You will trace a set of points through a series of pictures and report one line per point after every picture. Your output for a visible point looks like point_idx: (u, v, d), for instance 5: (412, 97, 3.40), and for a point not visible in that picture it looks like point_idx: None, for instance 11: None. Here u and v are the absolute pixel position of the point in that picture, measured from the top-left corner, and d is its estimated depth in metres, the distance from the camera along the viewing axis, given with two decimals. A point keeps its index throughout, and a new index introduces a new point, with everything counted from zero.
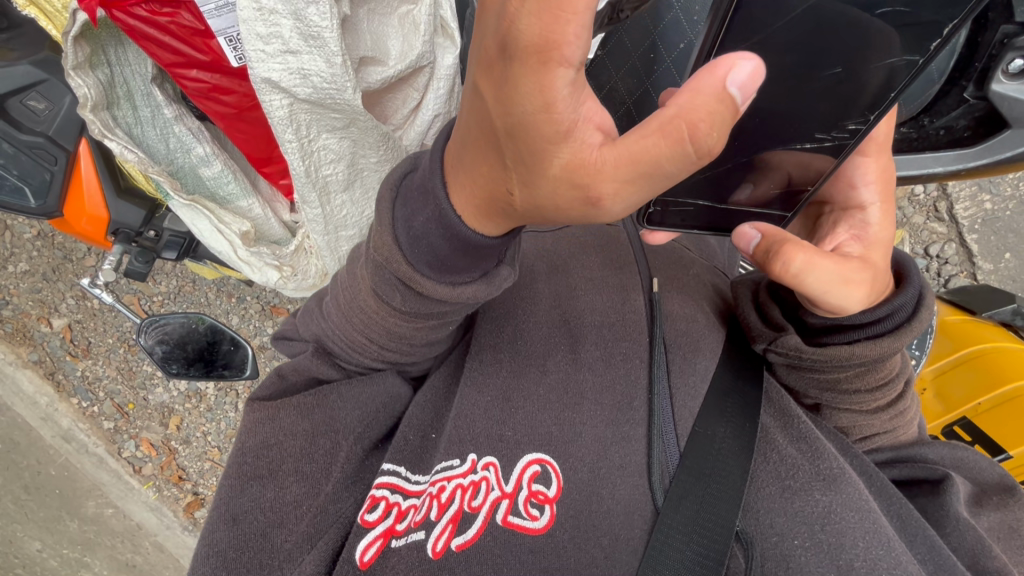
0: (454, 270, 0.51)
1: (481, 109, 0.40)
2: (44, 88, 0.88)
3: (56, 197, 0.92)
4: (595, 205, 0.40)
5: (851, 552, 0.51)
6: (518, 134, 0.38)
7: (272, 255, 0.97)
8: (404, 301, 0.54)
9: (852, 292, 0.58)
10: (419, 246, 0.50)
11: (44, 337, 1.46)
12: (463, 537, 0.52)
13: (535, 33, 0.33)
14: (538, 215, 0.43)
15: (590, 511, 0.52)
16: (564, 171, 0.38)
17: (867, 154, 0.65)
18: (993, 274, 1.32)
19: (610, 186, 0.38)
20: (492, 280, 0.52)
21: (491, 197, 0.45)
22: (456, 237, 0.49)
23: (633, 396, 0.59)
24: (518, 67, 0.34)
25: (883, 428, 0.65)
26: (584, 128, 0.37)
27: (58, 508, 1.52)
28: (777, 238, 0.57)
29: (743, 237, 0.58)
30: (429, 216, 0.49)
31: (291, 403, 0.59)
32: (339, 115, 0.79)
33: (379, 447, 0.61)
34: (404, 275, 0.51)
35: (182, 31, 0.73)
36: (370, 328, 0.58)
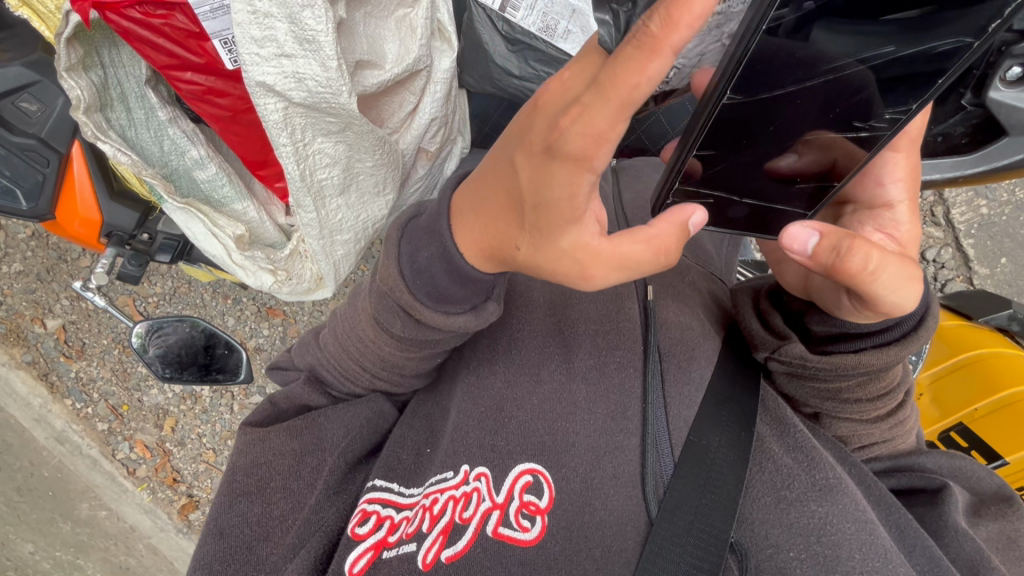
0: (448, 300, 0.52)
1: (510, 176, 0.45)
2: (38, 90, 0.88)
3: (48, 200, 0.91)
4: (584, 278, 0.49)
5: (847, 564, 0.50)
6: (543, 212, 0.44)
7: (267, 260, 0.96)
8: (403, 327, 0.54)
9: (914, 291, 0.55)
10: (421, 278, 0.52)
11: (37, 337, 1.45)
12: (453, 549, 0.51)
13: (578, 149, 0.37)
14: (534, 271, 0.50)
15: (583, 522, 0.52)
16: (571, 249, 0.47)
17: (897, 149, 0.62)
18: (989, 279, 1.32)
19: (600, 270, 0.48)
20: (480, 313, 0.53)
21: (497, 247, 0.50)
22: (459, 272, 0.51)
23: (627, 405, 0.59)
24: (558, 166, 0.40)
25: (883, 437, 0.65)
26: (591, 219, 0.46)
27: (51, 510, 1.51)
28: (842, 235, 0.52)
29: (800, 240, 0.53)
30: (433, 251, 0.51)
31: (282, 427, 0.59)
32: (334, 118, 0.78)
33: (364, 462, 0.60)
34: (405, 303, 0.52)
35: (177, 33, 0.73)
36: (365, 355, 0.59)
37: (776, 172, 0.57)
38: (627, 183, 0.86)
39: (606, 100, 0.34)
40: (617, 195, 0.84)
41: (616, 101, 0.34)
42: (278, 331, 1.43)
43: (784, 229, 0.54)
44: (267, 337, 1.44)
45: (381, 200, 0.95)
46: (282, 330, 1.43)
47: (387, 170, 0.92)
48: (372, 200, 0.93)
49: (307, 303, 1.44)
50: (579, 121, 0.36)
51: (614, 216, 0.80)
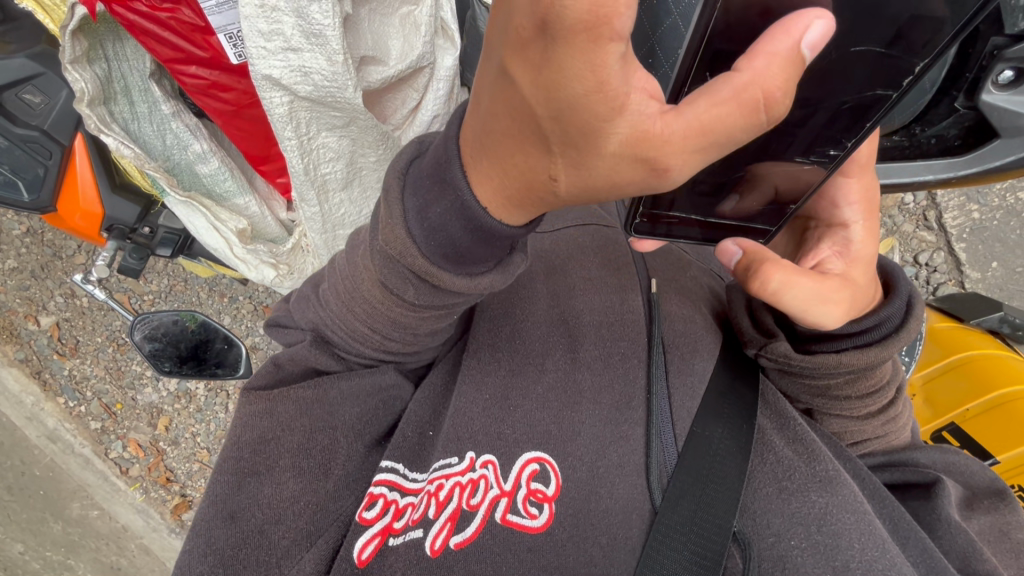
0: (469, 262, 0.50)
1: (511, 95, 0.38)
2: (41, 82, 0.88)
3: (50, 191, 0.92)
4: (660, 176, 0.39)
5: (847, 553, 0.51)
6: (567, 118, 0.36)
7: (269, 253, 0.98)
8: (417, 293, 0.52)
9: (834, 313, 0.59)
10: (435, 238, 0.49)
11: (31, 334, 1.44)
12: (461, 535, 0.52)
13: (583, 11, 0.30)
14: (581, 199, 0.43)
15: (589, 510, 0.53)
16: (625, 149, 0.37)
17: (849, 174, 0.65)
18: (980, 282, 1.34)
19: (679, 157, 0.37)
20: (507, 267, 0.52)
21: (527, 184, 0.43)
22: (479, 227, 0.48)
23: (631, 396, 0.59)
24: (563, 47, 0.32)
25: (874, 433, 0.66)
26: (640, 100, 0.35)
27: (42, 509, 1.50)
28: (757, 254, 0.58)
29: (725, 252, 0.60)
30: (448, 206, 0.48)
31: (290, 398, 0.58)
32: (338, 113, 0.79)
33: (382, 443, 0.61)
34: (420, 268, 0.50)
35: (182, 27, 0.73)
36: (373, 317, 0.56)
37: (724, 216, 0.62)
38: None
39: None
40: None
41: None
42: None
43: (717, 243, 0.61)
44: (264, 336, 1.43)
45: None
46: None
47: None
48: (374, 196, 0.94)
49: None
50: None
51: (616, 212, 0.80)
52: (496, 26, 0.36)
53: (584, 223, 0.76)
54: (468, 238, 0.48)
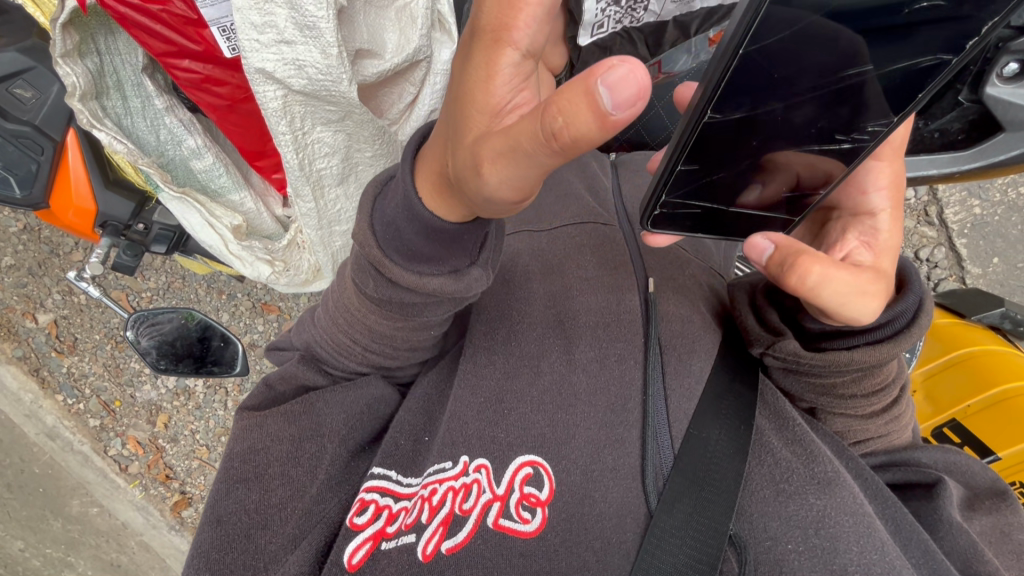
0: (422, 260, 0.51)
1: (448, 92, 0.46)
2: (32, 76, 0.87)
3: (42, 187, 0.91)
4: (481, 176, 0.42)
5: (845, 556, 0.49)
6: (459, 105, 0.42)
7: (264, 250, 0.96)
8: (377, 286, 0.53)
9: (871, 305, 0.58)
10: (394, 240, 0.51)
11: (29, 332, 1.44)
12: (453, 540, 0.51)
13: (493, 18, 0.39)
14: (462, 194, 0.46)
15: (583, 513, 0.52)
16: (477, 140, 0.42)
17: (881, 158, 0.65)
18: (982, 279, 1.33)
19: (493, 161, 0.41)
20: (462, 276, 0.51)
21: (440, 172, 0.48)
22: (427, 227, 0.49)
23: (627, 397, 0.59)
24: (476, 44, 0.40)
25: (876, 431, 0.65)
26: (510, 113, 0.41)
27: (42, 507, 1.50)
28: (790, 250, 0.59)
29: (757, 248, 0.61)
30: (396, 207, 0.50)
31: (279, 411, 0.58)
32: (333, 107, 0.78)
33: (367, 449, 0.60)
34: (375, 259, 0.51)
35: (174, 20, 0.72)
36: (354, 327, 0.58)
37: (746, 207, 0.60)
38: (625, 177, 0.86)
39: None
40: (617, 188, 0.83)
41: None
42: (273, 327, 1.42)
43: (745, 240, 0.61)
44: (262, 333, 1.42)
45: None
46: (277, 325, 1.42)
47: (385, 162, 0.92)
48: None
49: (302, 299, 1.43)
50: None
51: (614, 209, 0.79)
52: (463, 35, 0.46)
53: (581, 221, 0.75)
54: (420, 237, 0.50)
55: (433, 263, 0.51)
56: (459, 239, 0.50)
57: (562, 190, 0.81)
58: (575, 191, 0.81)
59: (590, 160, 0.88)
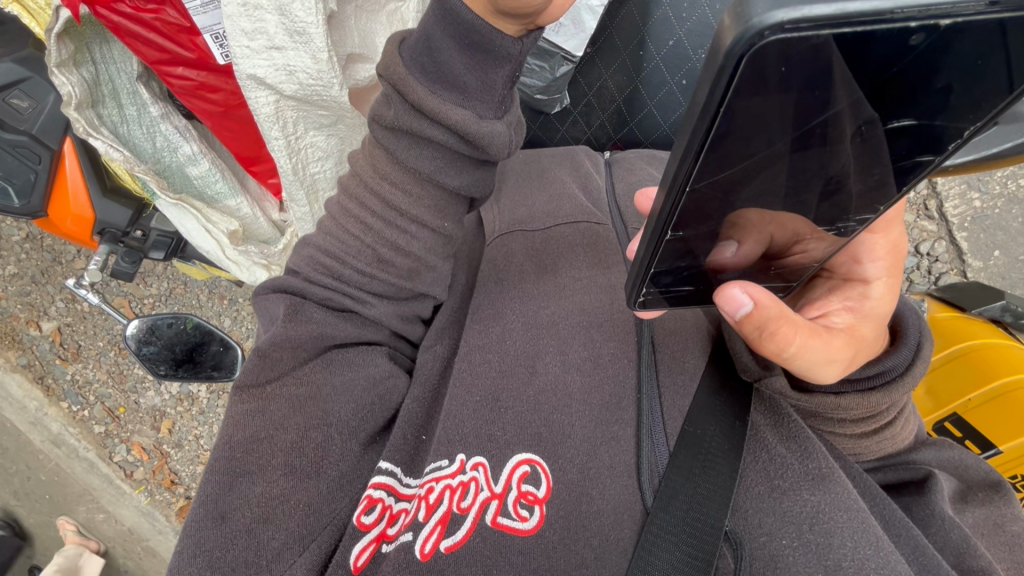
0: (451, 91, 0.55)
1: None
2: (28, 86, 0.87)
3: (41, 196, 0.92)
4: None
5: (839, 552, 0.49)
6: None
7: (260, 255, 1.00)
8: (397, 113, 0.56)
9: (833, 371, 0.55)
10: (432, 74, 0.55)
11: (33, 340, 1.45)
12: (452, 539, 0.52)
13: None
14: None
15: (581, 511, 0.52)
16: None
17: (874, 230, 0.60)
18: (983, 272, 1.32)
19: None
20: (483, 120, 0.56)
21: None
22: (463, 31, 0.52)
23: (622, 395, 0.59)
24: None
25: (870, 449, 0.63)
26: None
27: (48, 513, 1.52)
28: (770, 313, 0.52)
29: (732, 305, 0.52)
30: (428, 22, 0.54)
31: (284, 396, 0.56)
32: (326, 111, 0.80)
33: (377, 439, 0.60)
34: (398, 78, 0.55)
35: (168, 28, 0.72)
36: (359, 255, 0.62)
37: (720, 259, 0.53)
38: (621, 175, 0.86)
39: None
40: (610, 188, 0.83)
41: None
42: None
43: (720, 289, 0.52)
44: None
45: None
46: None
47: None
48: None
49: None
50: None
51: (609, 210, 0.79)
52: None
53: (574, 220, 0.75)
54: (461, 62, 0.54)
55: (459, 99, 0.55)
56: (490, 81, 0.55)
57: (556, 190, 0.81)
58: (569, 190, 0.81)
59: (584, 159, 0.89)
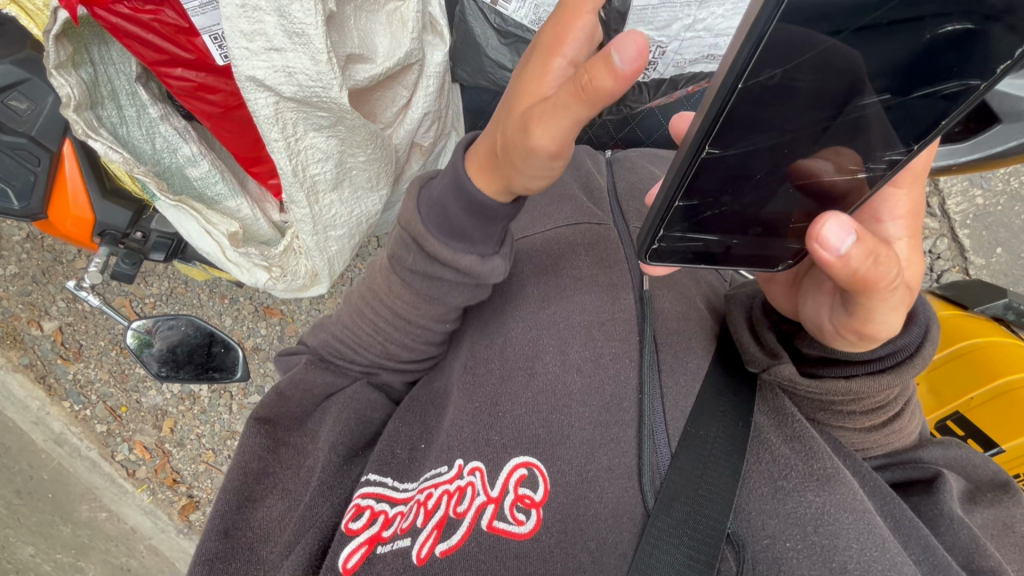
0: (461, 235, 0.55)
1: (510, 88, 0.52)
2: (27, 88, 0.88)
3: (40, 198, 0.92)
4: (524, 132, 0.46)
5: (844, 555, 0.49)
6: (516, 90, 0.48)
7: (261, 256, 0.96)
8: (414, 259, 0.57)
9: (897, 319, 0.52)
10: (435, 212, 0.55)
11: (34, 340, 1.45)
12: (447, 543, 0.52)
13: (551, 33, 0.46)
14: (507, 168, 0.50)
15: (579, 514, 0.52)
16: (522, 113, 0.47)
17: (898, 185, 0.57)
18: (985, 269, 1.32)
19: (541, 132, 0.45)
20: (487, 260, 0.55)
21: (489, 153, 0.52)
22: (471, 201, 0.53)
23: (623, 396, 0.58)
24: (535, 58, 0.48)
25: (878, 445, 0.63)
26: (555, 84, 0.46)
27: (51, 512, 1.52)
28: (873, 245, 0.46)
29: (835, 237, 0.45)
30: (444, 186, 0.55)
31: (290, 442, 0.63)
32: (326, 113, 0.78)
33: (357, 453, 0.62)
34: (417, 233, 0.55)
35: (166, 29, 0.72)
36: (376, 330, 0.64)
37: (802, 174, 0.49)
38: (622, 174, 0.85)
39: None
40: (612, 187, 0.82)
41: None
42: (276, 330, 1.42)
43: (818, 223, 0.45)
44: (265, 337, 1.43)
45: (374, 194, 0.95)
46: (280, 329, 1.42)
47: (380, 166, 0.92)
48: (366, 195, 0.93)
49: (304, 302, 1.42)
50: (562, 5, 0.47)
51: (608, 210, 0.79)
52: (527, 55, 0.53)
53: (576, 221, 0.75)
54: (465, 217, 0.54)
55: (466, 245, 0.55)
56: (491, 230, 0.55)
57: (557, 189, 0.81)
58: (569, 189, 0.81)
59: (585, 158, 0.88)
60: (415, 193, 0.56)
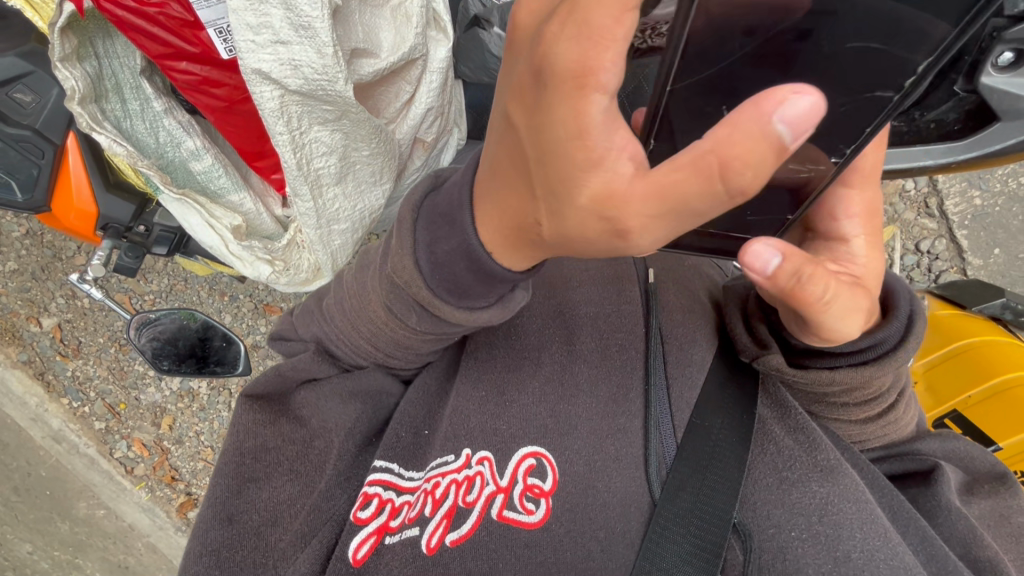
0: (471, 295, 0.53)
1: (512, 136, 0.43)
2: (31, 80, 0.88)
3: (43, 190, 0.92)
4: (623, 238, 0.41)
5: (848, 543, 0.50)
6: (547, 162, 0.40)
7: (265, 250, 0.96)
8: (421, 320, 0.56)
9: (855, 324, 0.52)
10: (441, 272, 0.52)
11: (33, 336, 1.45)
12: (458, 532, 0.52)
13: (573, 61, 0.35)
14: (565, 247, 0.45)
15: (587, 504, 0.53)
16: (590, 203, 0.39)
17: (850, 185, 0.56)
18: (983, 270, 1.33)
19: (638, 221, 0.39)
20: (508, 302, 0.54)
21: (519, 228, 0.47)
22: (482, 269, 0.51)
23: (629, 386, 0.59)
24: (554, 96, 0.37)
25: (875, 436, 0.63)
26: (618, 157, 0.37)
27: (48, 509, 1.52)
28: (801, 260, 0.45)
29: (764, 259, 0.44)
30: (451, 247, 0.51)
31: (290, 416, 0.60)
32: (330, 106, 0.78)
33: (373, 441, 0.61)
34: (424, 298, 0.53)
35: (172, 22, 0.73)
36: (377, 336, 0.59)
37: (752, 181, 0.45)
38: None
39: None
40: None
41: None
42: None
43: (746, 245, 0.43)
44: (265, 334, 1.43)
45: (377, 189, 0.95)
46: None
47: (383, 160, 0.92)
48: (368, 190, 0.93)
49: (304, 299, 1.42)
50: (571, 19, 0.35)
51: None
52: (507, 74, 0.42)
53: None
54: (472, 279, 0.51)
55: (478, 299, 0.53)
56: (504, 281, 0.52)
57: None
58: None
59: None
60: (411, 259, 0.52)
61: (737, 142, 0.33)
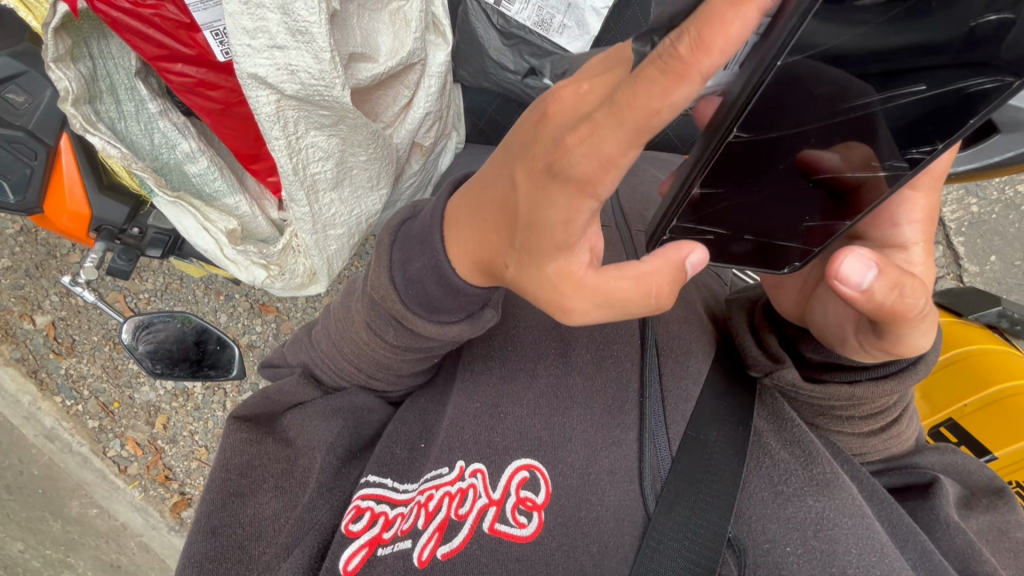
0: (441, 310, 0.53)
1: (512, 188, 0.43)
2: (25, 80, 0.87)
3: (36, 192, 0.90)
4: (564, 312, 0.46)
5: (843, 559, 0.49)
6: (532, 232, 0.42)
7: (260, 254, 0.95)
8: (397, 335, 0.56)
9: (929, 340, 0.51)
10: (412, 288, 0.53)
11: (26, 334, 1.44)
12: (449, 546, 0.51)
13: (580, 170, 0.35)
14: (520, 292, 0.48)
15: (580, 517, 0.52)
16: (555, 275, 0.43)
17: (918, 188, 0.55)
18: (980, 276, 1.33)
19: (581, 304, 0.45)
20: (477, 320, 0.54)
21: (489, 264, 0.49)
22: (453, 290, 0.51)
23: (624, 398, 0.59)
24: (556, 186, 0.37)
25: (875, 449, 0.63)
26: (583, 248, 0.42)
27: (41, 508, 1.50)
28: (896, 273, 0.45)
29: (858, 273, 0.44)
30: (425, 262, 0.51)
31: (274, 437, 0.60)
32: (328, 111, 0.78)
33: (355, 454, 0.61)
34: (397, 312, 0.53)
35: (167, 24, 0.72)
36: (359, 357, 0.61)
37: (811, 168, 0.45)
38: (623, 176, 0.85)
39: (621, 121, 0.31)
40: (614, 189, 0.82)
41: (632, 125, 0.31)
42: (271, 328, 1.41)
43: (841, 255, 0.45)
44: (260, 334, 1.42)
45: (374, 194, 0.94)
46: (275, 326, 1.41)
47: (381, 165, 0.91)
48: (365, 195, 0.92)
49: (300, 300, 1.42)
50: (586, 140, 0.34)
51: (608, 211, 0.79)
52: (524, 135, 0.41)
53: None
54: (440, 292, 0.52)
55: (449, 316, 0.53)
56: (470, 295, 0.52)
57: None
58: None
59: None
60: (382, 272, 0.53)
61: (660, 274, 0.43)
